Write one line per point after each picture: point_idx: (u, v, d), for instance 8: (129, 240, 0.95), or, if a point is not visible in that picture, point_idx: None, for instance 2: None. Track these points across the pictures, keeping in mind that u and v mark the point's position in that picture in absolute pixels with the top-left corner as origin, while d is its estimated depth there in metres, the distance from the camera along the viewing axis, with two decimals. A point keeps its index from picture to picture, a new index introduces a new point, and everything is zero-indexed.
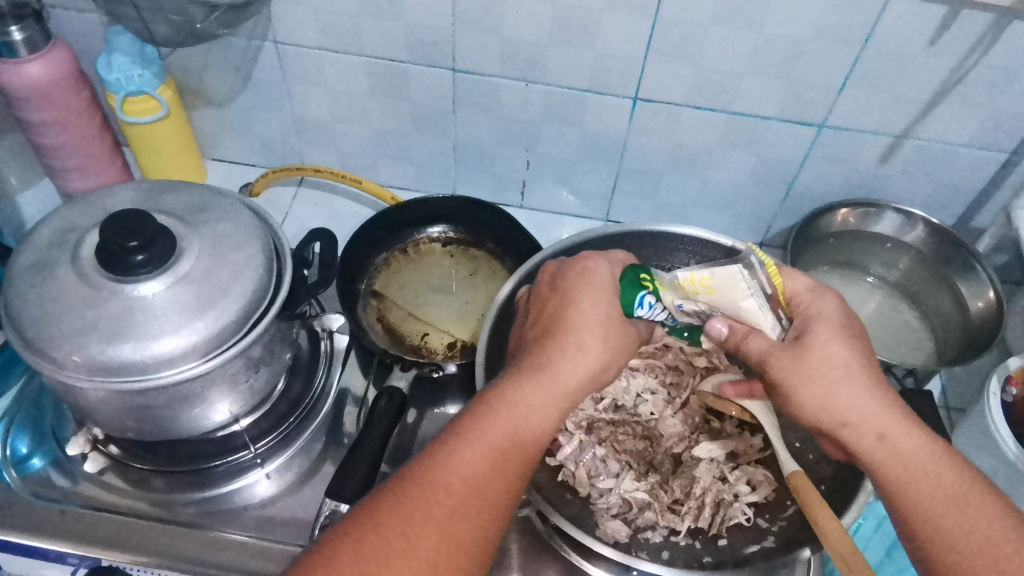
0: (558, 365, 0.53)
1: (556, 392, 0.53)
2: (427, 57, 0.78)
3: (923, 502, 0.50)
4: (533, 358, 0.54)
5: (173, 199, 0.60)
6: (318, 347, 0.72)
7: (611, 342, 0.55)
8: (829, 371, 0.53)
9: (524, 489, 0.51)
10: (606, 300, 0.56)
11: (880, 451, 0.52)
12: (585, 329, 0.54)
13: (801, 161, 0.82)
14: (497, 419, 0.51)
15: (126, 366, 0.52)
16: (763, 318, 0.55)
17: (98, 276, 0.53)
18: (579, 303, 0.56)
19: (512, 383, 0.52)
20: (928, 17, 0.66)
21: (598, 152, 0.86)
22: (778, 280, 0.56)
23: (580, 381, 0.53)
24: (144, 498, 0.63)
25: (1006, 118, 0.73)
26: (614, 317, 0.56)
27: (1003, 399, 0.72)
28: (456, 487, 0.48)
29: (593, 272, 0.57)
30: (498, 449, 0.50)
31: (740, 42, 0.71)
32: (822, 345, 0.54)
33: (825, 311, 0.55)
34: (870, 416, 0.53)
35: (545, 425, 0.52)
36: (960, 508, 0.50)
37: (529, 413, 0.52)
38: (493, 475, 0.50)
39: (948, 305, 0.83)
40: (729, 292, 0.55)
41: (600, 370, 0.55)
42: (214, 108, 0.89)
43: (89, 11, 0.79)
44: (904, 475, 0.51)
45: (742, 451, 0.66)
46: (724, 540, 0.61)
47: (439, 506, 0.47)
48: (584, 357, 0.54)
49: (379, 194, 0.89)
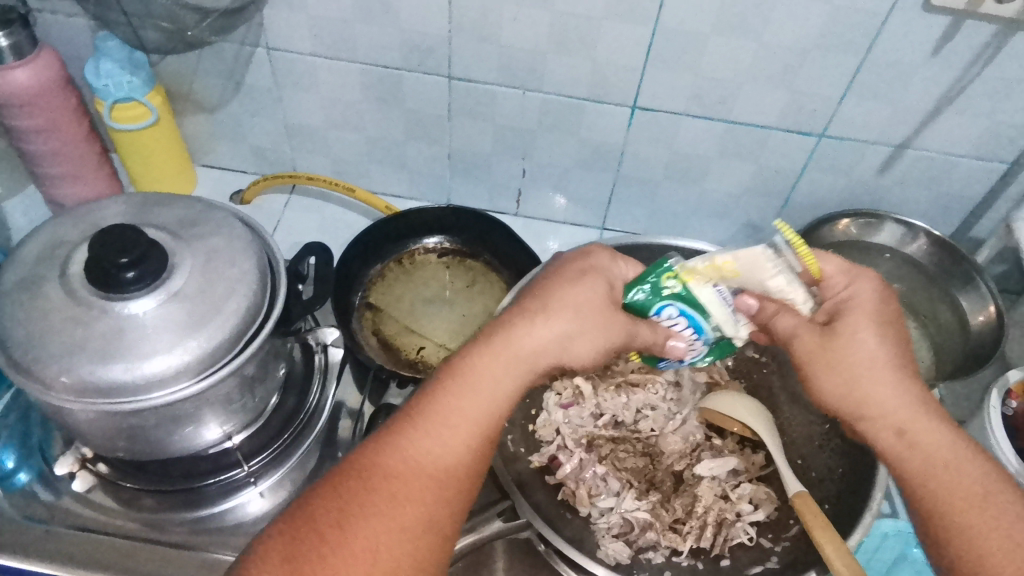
0: (514, 338, 0.51)
1: (511, 364, 0.51)
2: (423, 64, 0.77)
3: (943, 500, 0.49)
4: (489, 332, 0.53)
5: (164, 213, 0.59)
6: (312, 362, 0.70)
7: (583, 312, 0.52)
8: (851, 364, 0.52)
9: (478, 467, 0.50)
10: (577, 270, 0.53)
11: (900, 446, 0.51)
12: (549, 299, 0.52)
13: (800, 171, 0.81)
14: (446, 396, 0.50)
15: (117, 388, 0.50)
16: (794, 292, 0.53)
17: (87, 292, 0.52)
18: (548, 275, 0.54)
19: (465, 358, 0.51)
20: (930, 27, 0.65)
21: (595, 161, 0.85)
22: (811, 258, 0.53)
23: (539, 352, 0.51)
24: (135, 518, 0.62)
25: (1007, 129, 0.73)
26: (592, 285, 0.53)
27: (1003, 412, 0.71)
28: (399, 470, 0.48)
29: (592, 254, 0.56)
30: (445, 428, 0.49)
31: (741, 51, 0.70)
32: (851, 334, 0.52)
33: (860, 294, 0.54)
34: (891, 411, 0.52)
35: (499, 400, 0.51)
36: (981, 506, 0.48)
37: (480, 388, 0.50)
38: (439, 455, 0.49)
39: (948, 318, 0.83)
40: (756, 271, 0.53)
41: (568, 340, 0.52)
42: (205, 114, 0.87)
43: (77, 15, 0.77)
44: (927, 472, 0.50)
45: (744, 469, 0.65)
46: (726, 560, 0.61)
47: (378, 489, 0.47)
48: (545, 326, 0.52)
49: (373, 203, 0.88)
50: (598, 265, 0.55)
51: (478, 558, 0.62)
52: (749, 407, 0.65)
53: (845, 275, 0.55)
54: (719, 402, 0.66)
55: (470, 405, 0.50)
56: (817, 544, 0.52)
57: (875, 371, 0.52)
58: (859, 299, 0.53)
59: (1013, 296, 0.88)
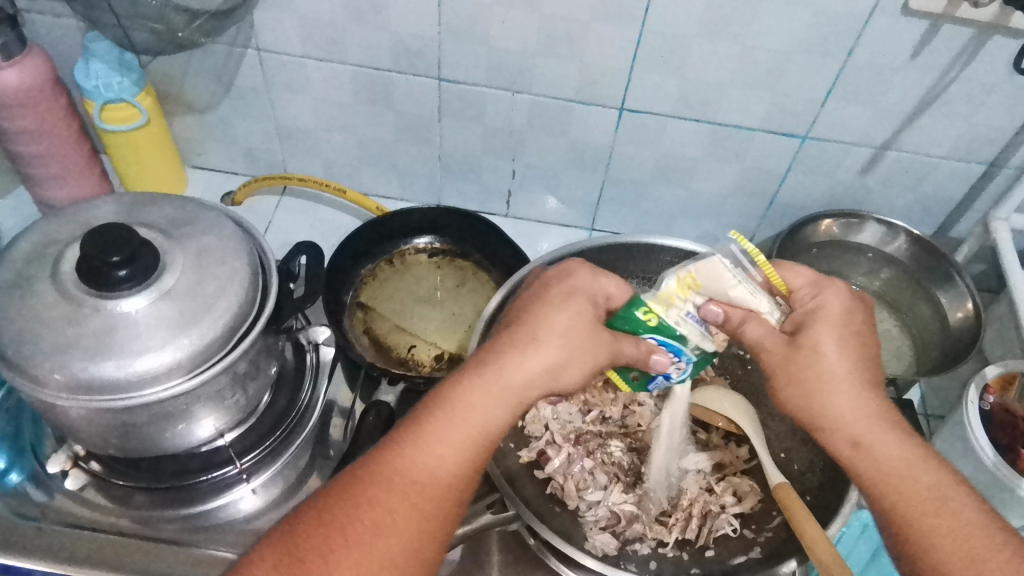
0: (506, 365, 0.51)
1: (501, 392, 0.51)
2: (413, 66, 0.78)
3: (903, 507, 0.50)
4: (480, 358, 0.53)
5: (155, 212, 0.60)
6: (305, 360, 0.71)
7: (574, 340, 0.52)
8: (811, 374, 0.54)
9: (464, 497, 0.50)
10: (571, 296, 0.54)
11: (856, 458, 0.52)
12: (541, 324, 0.53)
13: (785, 172, 0.82)
14: (436, 423, 0.50)
15: (108, 385, 0.51)
16: (756, 299, 0.55)
17: (79, 290, 0.52)
18: (541, 302, 0.54)
19: (456, 386, 0.51)
20: (910, 30, 0.67)
21: (584, 162, 0.86)
22: (771, 270, 0.56)
23: (529, 380, 0.52)
24: (127, 515, 0.62)
25: (984, 131, 0.74)
26: (586, 313, 0.54)
27: (981, 407, 0.73)
28: (385, 498, 0.47)
29: (572, 274, 0.56)
30: (434, 456, 0.49)
31: (726, 53, 0.71)
32: (815, 345, 0.54)
33: (827, 306, 0.55)
34: (847, 422, 0.53)
35: (488, 428, 0.51)
36: (936, 515, 0.49)
37: (470, 416, 0.50)
38: (427, 484, 0.49)
39: (927, 315, 0.85)
40: (715, 282, 0.54)
41: (560, 369, 0.52)
42: (195, 115, 0.88)
43: (67, 16, 0.78)
44: (884, 483, 0.51)
45: (728, 462, 0.67)
46: (711, 551, 0.62)
47: (362, 519, 0.46)
48: (538, 353, 0.52)
49: (364, 203, 0.89)
50: (586, 286, 0.55)
51: (468, 549, 0.63)
52: (733, 402, 0.66)
53: (811, 287, 0.56)
54: (703, 397, 0.67)
55: (460, 434, 0.50)
56: (797, 532, 0.54)
57: (833, 383, 0.53)
58: (827, 309, 0.55)
59: (992, 295, 0.90)
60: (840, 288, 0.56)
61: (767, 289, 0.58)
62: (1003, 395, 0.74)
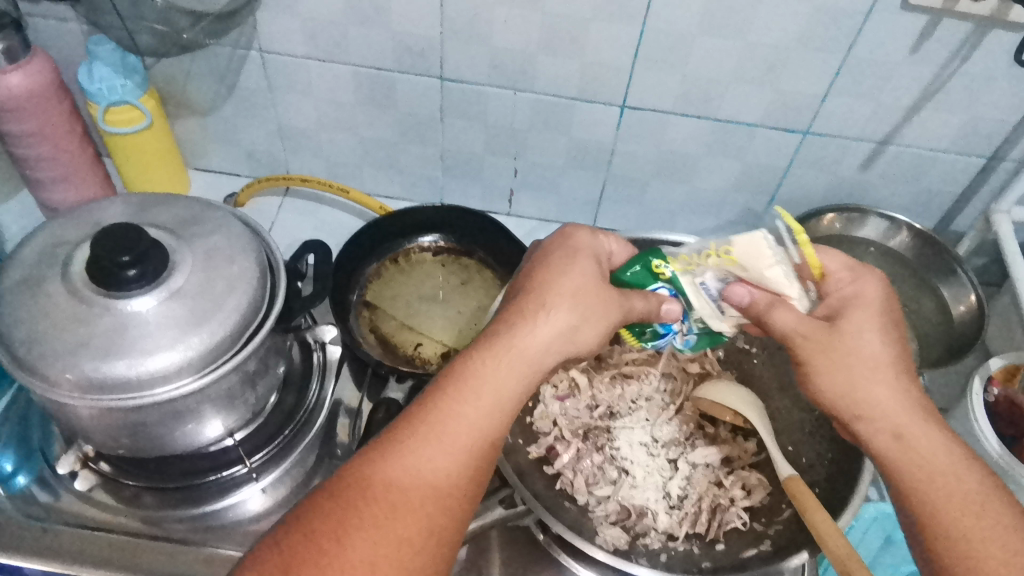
0: (516, 335, 0.52)
1: (514, 363, 0.51)
2: (415, 66, 0.78)
3: (936, 504, 0.49)
4: (491, 333, 0.53)
5: (163, 213, 0.60)
6: (311, 360, 0.72)
7: (583, 300, 0.53)
8: (857, 362, 0.53)
9: (484, 472, 0.50)
10: (574, 258, 0.55)
11: (897, 450, 0.52)
12: (550, 290, 0.54)
13: (785, 169, 0.83)
14: (449, 400, 0.50)
15: (120, 383, 0.51)
16: (789, 285, 0.55)
17: (89, 291, 0.53)
18: (545, 266, 0.55)
19: (468, 360, 0.52)
20: (910, 26, 0.67)
21: (586, 160, 0.86)
22: (808, 251, 0.57)
23: (543, 346, 0.52)
24: (135, 515, 0.62)
25: (983, 125, 0.75)
26: (589, 273, 0.55)
27: (985, 399, 0.74)
28: (399, 481, 0.47)
29: (568, 237, 0.58)
30: (450, 434, 0.49)
31: (728, 51, 0.72)
32: (856, 331, 0.54)
33: (865, 292, 0.56)
34: (890, 413, 0.52)
35: (503, 400, 0.51)
36: (974, 517, 0.48)
37: (485, 390, 0.51)
38: (444, 462, 0.48)
39: (930, 308, 0.83)
40: (753, 259, 0.54)
41: (572, 330, 0.53)
42: (198, 117, 0.88)
43: (69, 19, 0.78)
44: (919, 477, 0.50)
45: (736, 456, 0.67)
46: (721, 544, 0.62)
47: (376, 501, 0.46)
48: (549, 318, 0.53)
49: (367, 203, 0.89)
50: (584, 247, 0.57)
51: (477, 546, 0.64)
52: (740, 395, 0.66)
53: (850, 271, 0.57)
54: (709, 391, 0.67)
55: (475, 409, 0.50)
56: (807, 523, 0.54)
57: (875, 372, 0.53)
58: (865, 295, 0.55)
59: (993, 288, 0.91)
60: (878, 276, 0.57)
61: (801, 272, 0.58)
62: (1007, 386, 0.74)
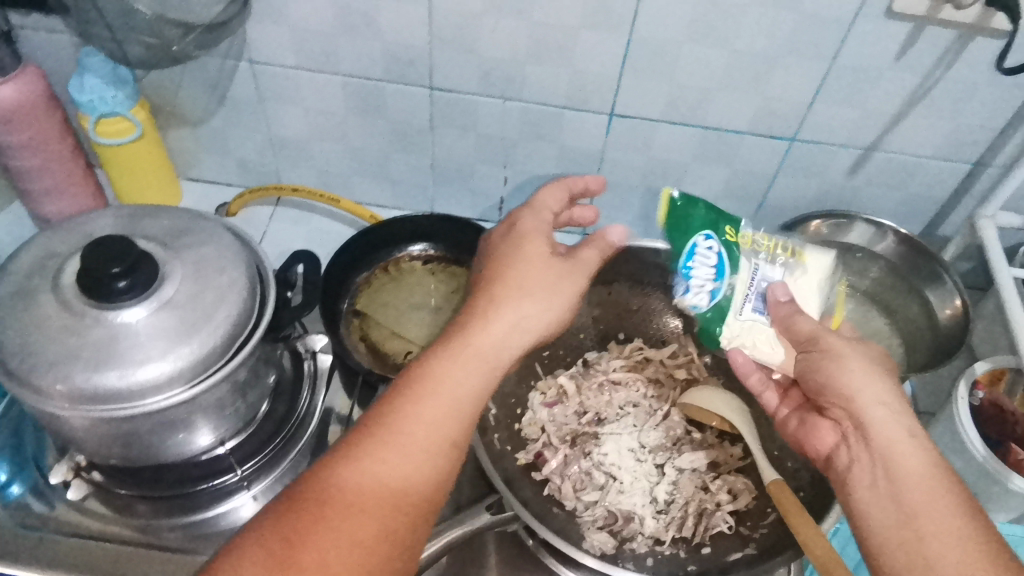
0: (470, 334, 0.54)
1: (469, 360, 0.53)
2: (405, 76, 0.79)
3: (928, 501, 0.49)
4: (449, 333, 0.55)
5: (153, 224, 0.60)
6: (302, 368, 0.72)
7: (530, 290, 0.57)
8: (870, 361, 0.57)
9: (443, 474, 0.50)
10: (524, 250, 0.59)
11: (899, 445, 0.52)
12: (499, 284, 0.57)
13: (772, 175, 0.84)
14: (410, 401, 0.51)
15: (111, 394, 0.51)
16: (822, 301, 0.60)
17: (80, 302, 0.53)
18: (496, 263, 0.59)
19: (428, 360, 0.53)
20: (893, 33, 0.68)
21: (575, 169, 0.87)
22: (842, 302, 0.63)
23: (494, 342, 0.54)
24: (129, 524, 0.63)
25: (968, 130, 0.76)
26: (536, 263, 0.58)
27: (970, 403, 0.74)
28: (357, 482, 0.48)
29: (517, 227, 0.61)
30: (407, 435, 0.49)
31: (713, 59, 0.73)
32: (870, 345, 0.59)
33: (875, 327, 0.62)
34: (895, 414, 0.54)
35: (460, 400, 0.52)
36: (959, 520, 0.48)
37: (444, 390, 0.52)
38: (402, 464, 0.49)
39: (915, 313, 0.85)
40: (817, 267, 0.60)
41: (522, 322, 0.56)
42: (191, 127, 0.89)
43: (61, 31, 0.78)
44: (915, 475, 0.50)
45: (723, 461, 0.68)
46: (707, 548, 0.63)
47: (333, 502, 0.46)
48: (499, 314, 0.56)
49: (357, 212, 0.90)
50: (532, 233, 0.60)
51: (468, 551, 0.64)
52: (727, 401, 0.68)
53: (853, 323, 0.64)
54: (698, 397, 0.69)
55: (433, 409, 0.51)
56: (792, 530, 0.54)
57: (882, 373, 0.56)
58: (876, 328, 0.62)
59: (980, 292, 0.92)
60: None
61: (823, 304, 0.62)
62: (992, 389, 0.75)
